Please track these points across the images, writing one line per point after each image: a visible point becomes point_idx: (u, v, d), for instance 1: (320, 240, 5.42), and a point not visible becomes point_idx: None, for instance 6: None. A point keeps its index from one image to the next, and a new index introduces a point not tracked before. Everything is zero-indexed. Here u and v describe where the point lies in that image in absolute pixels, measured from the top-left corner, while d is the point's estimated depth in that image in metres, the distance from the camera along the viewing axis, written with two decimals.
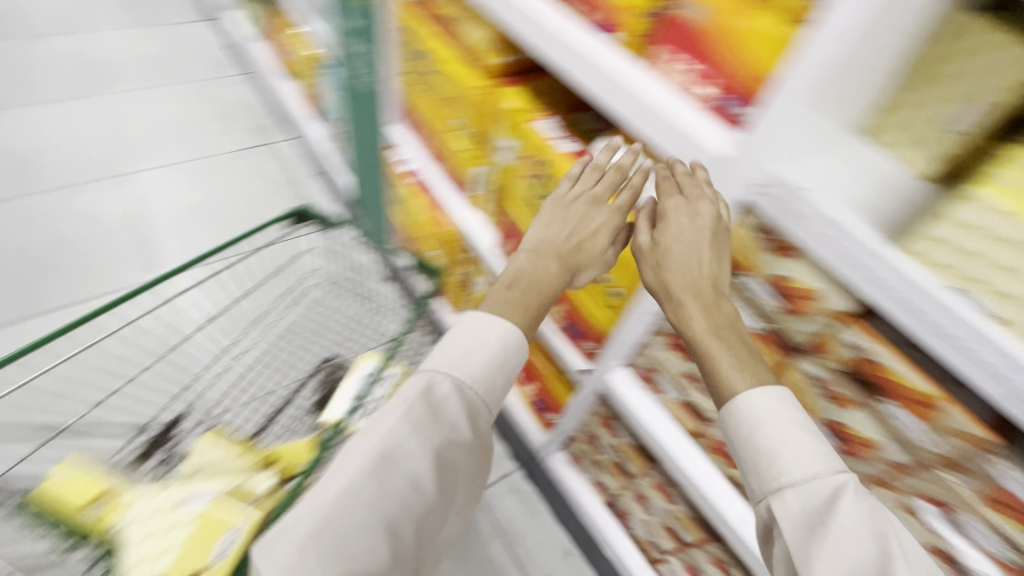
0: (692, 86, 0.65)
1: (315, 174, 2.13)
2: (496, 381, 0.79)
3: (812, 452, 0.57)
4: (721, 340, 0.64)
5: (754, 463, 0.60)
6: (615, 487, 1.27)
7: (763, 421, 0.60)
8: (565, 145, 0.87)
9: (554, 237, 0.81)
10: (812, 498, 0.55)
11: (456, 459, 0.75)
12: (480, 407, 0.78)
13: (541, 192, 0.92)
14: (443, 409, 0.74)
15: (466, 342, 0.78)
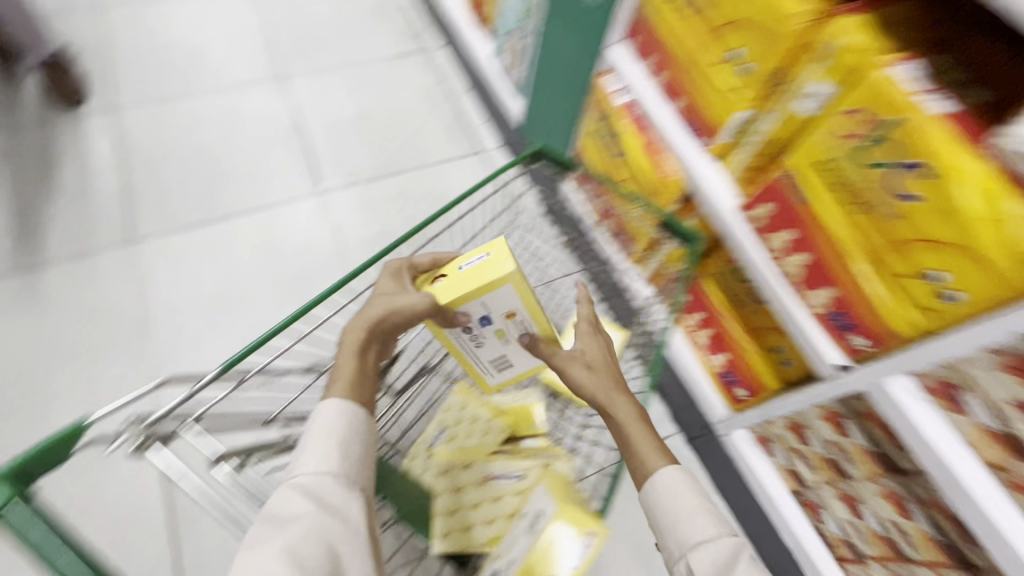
0: None
1: (470, 90, 2.00)
2: (349, 451, 0.67)
3: (710, 519, 0.71)
4: (641, 429, 0.79)
5: (672, 530, 0.72)
6: (812, 479, 1.17)
7: (677, 491, 0.73)
8: (934, 104, 0.68)
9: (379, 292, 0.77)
10: (721, 553, 0.68)
11: (322, 544, 0.61)
12: (327, 480, 0.64)
13: (859, 159, 0.77)
14: (285, 509, 0.62)
15: (301, 453, 0.66)
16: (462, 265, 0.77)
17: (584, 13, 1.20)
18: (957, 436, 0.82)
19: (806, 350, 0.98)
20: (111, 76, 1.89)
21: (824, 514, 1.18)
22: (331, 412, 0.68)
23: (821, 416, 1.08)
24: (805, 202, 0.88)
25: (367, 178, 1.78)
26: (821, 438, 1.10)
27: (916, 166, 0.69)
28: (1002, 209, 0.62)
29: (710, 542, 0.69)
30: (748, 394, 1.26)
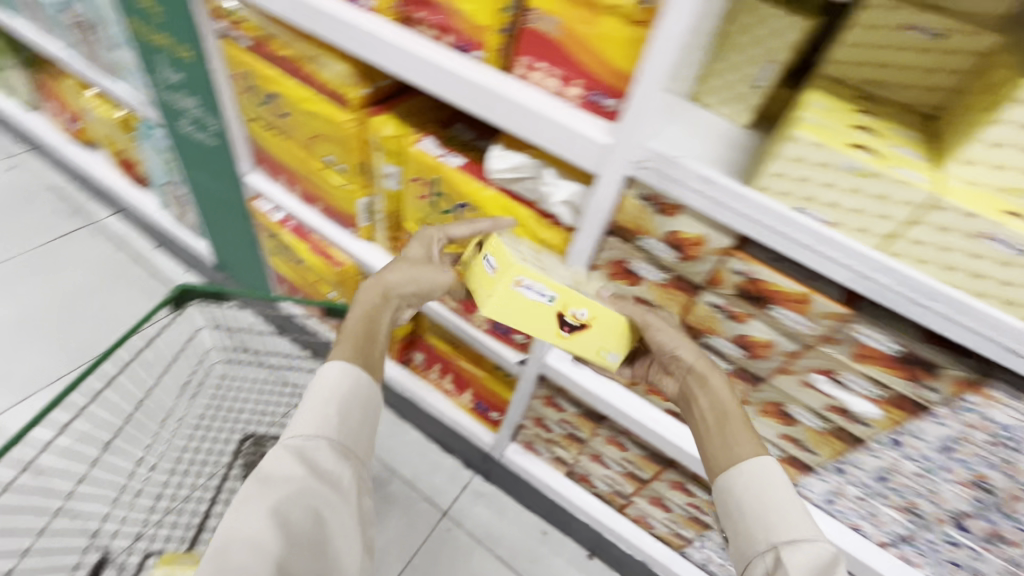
0: (561, 89, 0.73)
1: (157, 246, 1.90)
2: (346, 419, 0.73)
3: (808, 521, 0.65)
4: (731, 424, 0.75)
5: (760, 517, 0.66)
6: (571, 456, 1.37)
7: (772, 483, 0.68)
8: (452, 161, 0.91)
9: (408, 260, 0.87)
10: (819, 556, 0.61)
11: (311, 507, 0.67)
12: (313, 449, 0.69)
13: (438, 210, 0.98)
14: (275, 472, 0.66)
15: (313, 398, 0.73)
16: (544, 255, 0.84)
17: (210, 153, 1.28)
18: (603, 376, 1.08)
19: (495, 359, 1.17)
20: None
21: (593, 478, 1.38)
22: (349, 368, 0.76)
23: (543, 403, 1.27)
24: None
25: (49, 380, 1.53)
26: (555, 421, 1.30)
27: (465, 205, 0.92)
28: (516, 215, 0.87)
29: (806, 541, 0.63)
30: (499, 414, 1.40)
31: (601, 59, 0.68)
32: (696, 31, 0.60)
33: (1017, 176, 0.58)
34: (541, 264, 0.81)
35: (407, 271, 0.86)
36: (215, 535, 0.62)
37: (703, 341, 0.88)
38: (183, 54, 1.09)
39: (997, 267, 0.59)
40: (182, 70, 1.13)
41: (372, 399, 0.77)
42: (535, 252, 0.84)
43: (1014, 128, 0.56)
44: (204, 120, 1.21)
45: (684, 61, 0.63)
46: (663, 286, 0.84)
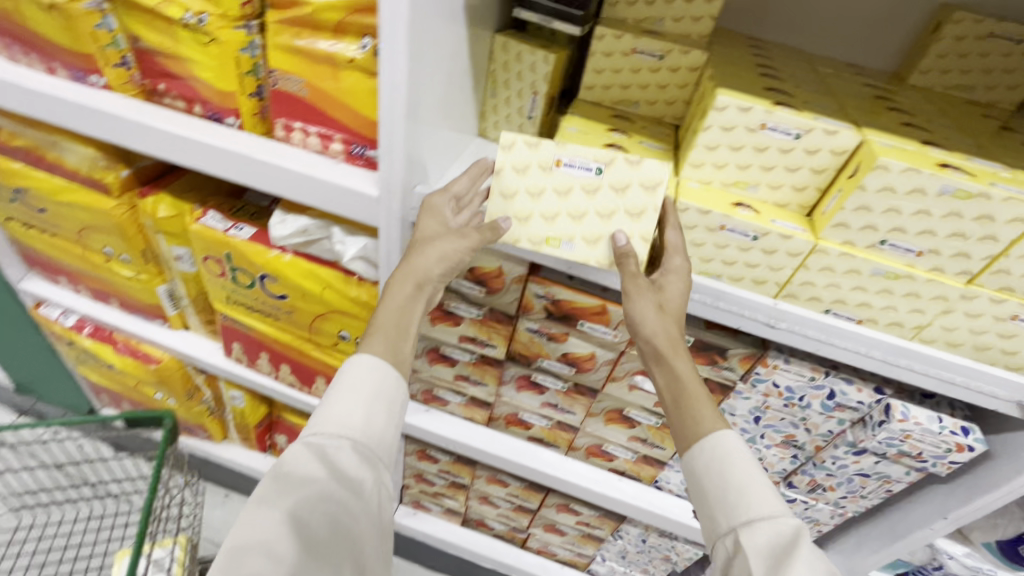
0: (322, 145, 0.70)
1: None
2: (372, 421, 0.65)
3: (774, 497, 0.57)
4: (695, 397, 0.64)
5: (722, 497, 0.59)
6: (461, 504, 1.31)
7: (729, 461, 0.60)
8: (239, 232, 0.84)
9: (422, 231, 0.68)
10: (780, 535, 0.54)
11: (324, 510, 0.60)
12: (337, 450, 0.62)
13: (240, 285, 0.90)
14: (297, 472, 0.60)
15: (340, 389, 0.66)
16: (562, 160, 0.65)
17: None
18: (459, 419, 1.04)
19: None
20: None
21: (488, 519, 1.33)
22: (374, 367, 0.66)
23: (417, 457, 1.21)
24: (249, 328, 0.98)
25: None
26: (434, 473, 1.24)
27: (265, 275, 0.86)
28: (320, 276, 0.83)
29: (764, 521, 0.56)
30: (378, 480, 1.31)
31: (355, 111, 0.67)
32: (420, 75, 0.61)
33: (736, 171, 0.66)
34: (545, 181, 0.66)
35: (422, 244, 0.67)
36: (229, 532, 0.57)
37: (536, 366, 0.89)
38: None
39: (740, 253, 0.66)
40: None
41: (400, 398, 0.68)
42: (556, 149, 0.65)
43: (719, 132, 0.63)
44: None
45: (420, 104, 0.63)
46: (481, 321, 0.83)
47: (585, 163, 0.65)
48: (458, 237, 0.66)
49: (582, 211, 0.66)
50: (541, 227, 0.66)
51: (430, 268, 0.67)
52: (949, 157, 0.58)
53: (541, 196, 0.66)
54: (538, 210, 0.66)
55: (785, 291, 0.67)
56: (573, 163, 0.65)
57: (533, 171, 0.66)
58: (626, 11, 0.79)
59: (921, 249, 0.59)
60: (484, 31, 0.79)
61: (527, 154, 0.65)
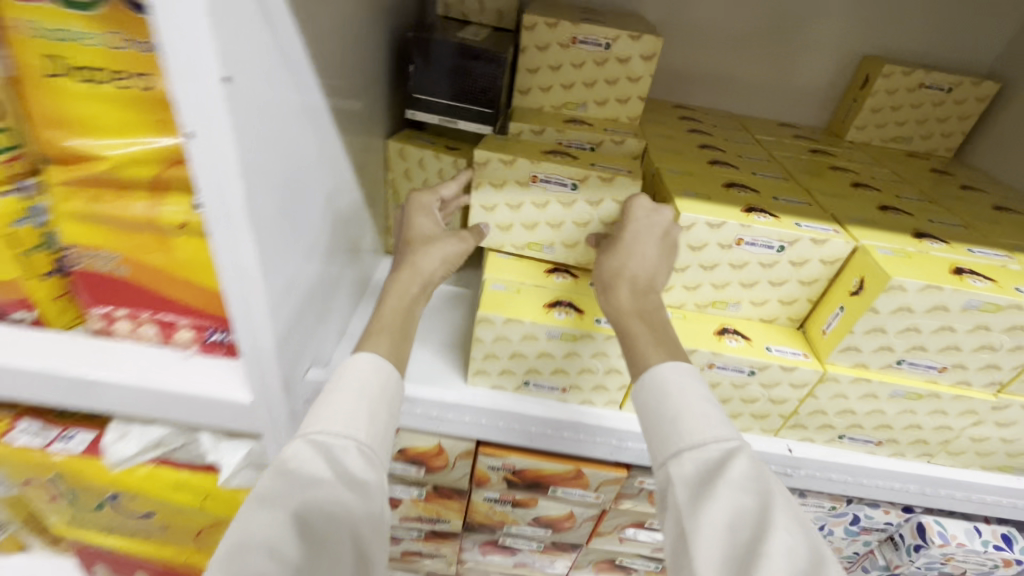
0: (163, 333, 0.50)
1: None
2: (378, 417, 0.42)
3: (715, 420, 0.40)
4: (640, 335, 0.46)
5: (649, 428, 0.42)
6: None
7: (667, 389, 0.42)
8: (63, 446, 0.59)
9: (415, 231, 0.55)
10: (711, 464, 0.38)
11: (340, 533, 0.37)
12: (345, 451, 0.40)
13: (83, 505, 0.65)
14: (302, 475, 0.38)
15: (336, 387, 0.43)
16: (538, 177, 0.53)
17: None
18: None
19: None
20: None
21: None
22: (366, 372, 0.44)
23: None
24: (110, 548, 0.72)
25: None
26: None
27: (116, 494, 0.62)
28: (195, 486, 0.60)
29: (692, 451, 0.39)
30: None
31: (204, 286, 0.47)
32: (280, 250, 0.42)
33: (712, 290, 0.54)
34: (523, 196, 0.54)
35: (418, 245, 0.53)
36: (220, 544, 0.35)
37: (503, 530, 0.71)
38: None
39: (735, 389, 0.53)
40: None
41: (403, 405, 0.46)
42: (531, 164, 0.53)
43: (688, 252, 0.51)
44: None
45: (290, 282, 0.44)
46: (425, 499, 0.64)
47: (561, 178, 0.53)
48: (460, 238, 0.54)
49: (560, 222, 0.55)
50: (522, 237, 0.57)
51: (435, 273, 0.53)
52: (955, 256, 0.49)
53: (521, 209, 0.55)
54: (519, 220, 0.56)
55: (791, 422, 0.55)
56: (550, 178, 0.53)
57: (510, 188, 0.54)
58: (542, 98, 0.66)
59: (944, 365, 0.49)
60: (373, 140, 0.63)
61: (502, 169, 0.53)
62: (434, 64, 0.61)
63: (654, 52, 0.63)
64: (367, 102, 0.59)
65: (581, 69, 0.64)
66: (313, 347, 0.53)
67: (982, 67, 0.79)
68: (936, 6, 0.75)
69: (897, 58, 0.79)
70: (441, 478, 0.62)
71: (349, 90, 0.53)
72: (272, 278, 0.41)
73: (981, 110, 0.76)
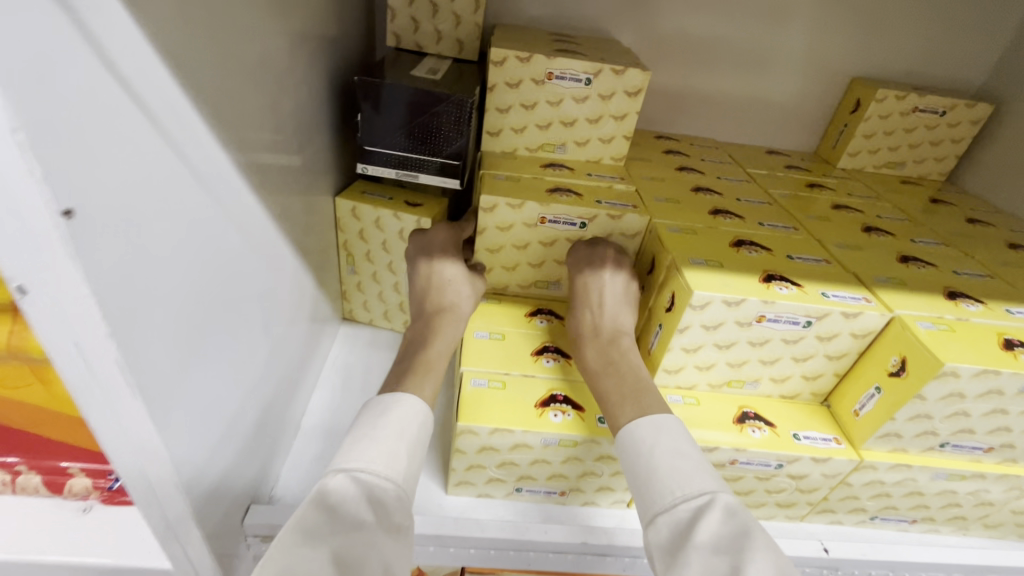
0: (50, 484, 0.38)
1: None
2: (411, 461, 0.36)
3: (688, 471, 0.35)
4: (611, 386, 0.43)
5: (631, 492, 0.37)
6: None
7: (638, 447, 0.38)
8: None
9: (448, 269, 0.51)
10: (685, 525, 0.33)
11: None
12: (389, 494, 0.33)
13: None
14: (347, 515, 0.31)
15: (371, 418, 0.37)
16: (547, 216, 0.51)
17: None
18: None
19: None
20: None
21: None
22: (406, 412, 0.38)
23: None
24: None
25: None
26: None
27: None
28: None
29: (665, 514, 0.34)
30: None
31: None
32: (197, 387, 0.32)
33: (728, 369, 0.47)
34: (530, 237, 0.52)
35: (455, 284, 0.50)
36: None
37: None
38: None
39: (759, 482, 0.46)
40: None
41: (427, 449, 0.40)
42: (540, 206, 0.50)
43: (701, 331, 0.44)
44: None
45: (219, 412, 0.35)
46: None
47: (569, 217, 0.51)
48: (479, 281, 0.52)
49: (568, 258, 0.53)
50: (527, 276, 0.55)
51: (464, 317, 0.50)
52: (998, 322, 0.43)
53: (528, 249, 0.53)
54: (526, 259, 0.54)
55: (819, 508, 0.49)
56: (558, 219, 0.51)
57: (518, 230, 0.51)
58: (515, 139, 0.58)
59: (990, 446, 0.44)
60: (318, 199, 0.53)
61: (508, 213, 0.51)
62: (388, 111, 0.52)
63: (640, 87, 0.55)
64: (308, 159, 0.49)
65: (559, 107, 0.56)
66: (256, 473, 0.43)
67: (971, 87, 0.75)
68: (924, 24, 0.70)
69: (887, 79, 0.74)
70: None
71: (282, 153, 0.43)
72: (188, 426, 0.31)
73: (974, 133, 0.72)
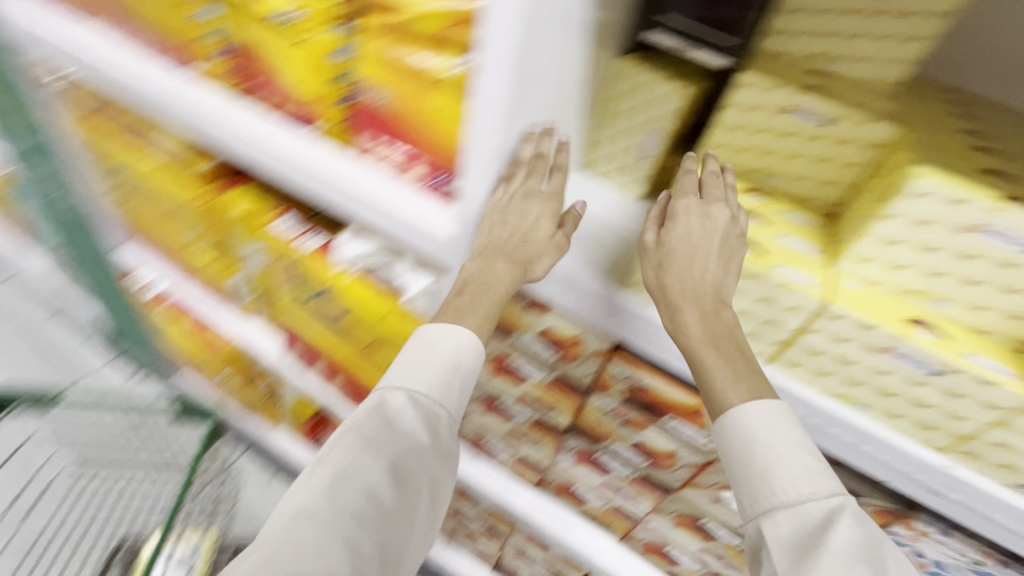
0: (403, 167, 0.62)
1: (53, 315, 1.75)
2: (447, 391, 0.65)
3: (808, 475, 0.50)
4: (722, 351, 0.51)
5: (745, 478, 0.53)
6: (495, 550, 1.22)
7: (755, 437, 0.51)
8: (308, 241, 0.79)
9: (527, 229, 0.56)
10: (809, 522, 0.49)
11: (409, 474, 0.63)
12: (436, 418, 0.65)
13: (304, 293, 0.85)
14: (399, 422, 0.64)
15: (438, 340, 0.63)
16: (792, 107, 0.56)
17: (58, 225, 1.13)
18: (505, 473, 0.94)
19: None
20: None
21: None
22: (456, 331, 0.63)
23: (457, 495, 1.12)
24: (308, 334, 0.94)
25: None
26: (472, 513, 1.15)
27: (322, 291, 0.80)
28: (380, 304, 0.74)
29: (791, 510, 0.50)
30: None
31: (442, 137, 0.58)
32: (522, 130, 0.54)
33: (921, 277, 0.49)
34: (770, 123, 0.57)
35: (525, 247, 0.57)
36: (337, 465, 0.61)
37: (602, 445, 0.76)
38: (5, 124, 0.89)
39: (908, 386, 0.49)
40: (7, 139, 0.93)
41: (472, 364, 0.64)
42: (793, 94, 0.55)
43: (907, 223, 0.46)
44: (44, 187, 1.00)
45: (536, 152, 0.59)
46: (548, 386, 0.72)
47: (815, 112, 0.55)
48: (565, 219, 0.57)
49: (796, 154, 0.59)
50: (751, 159, 0.61)
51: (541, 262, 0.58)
52: None
53: (761, 135, 0.59)
54: (757, 146, 0.60)
55: (960, 444, 0.50)
56: (805, 112, 0.55)
57: (759, 114, 0.57)
58: None
59: None
60: None
61: (760, 94, 0.56)
62: None
63: None
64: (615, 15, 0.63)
65: None
66: None
67: None
68: None
69: None
70: (571, 369, 0.68)
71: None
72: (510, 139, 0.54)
73: None
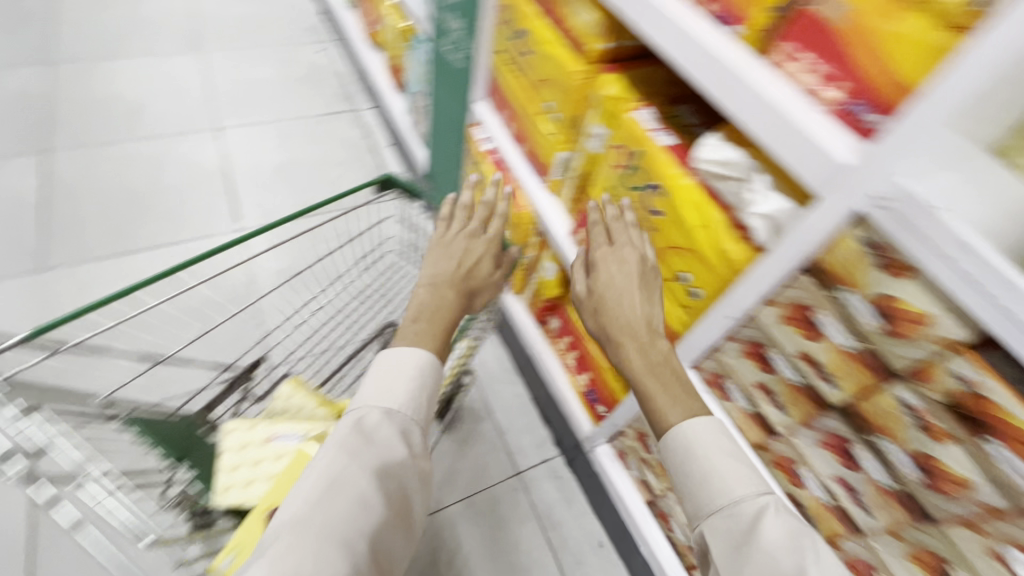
0: (819, 88, 0.62)
1: (391, 144, 2.24)
2: (412, 399, 0.82)
3: (741, 482, 0.74)
4: (659, 378, 0.84)
5: (695, 492, 0.77)
6: (659, 488, 1.26)
7: (697, 457, 0.77)
8: (662, 138, 0.86)
9: (478, 272, 0.97)
10: (737, 519, 0.72)
11: (399, 480, 0.78)
12: (408, 428, 0.81)
13: (630, 184, 0.93)
14: (376, 435, 0.78)
15: (389, 364, 0.83)
16: None
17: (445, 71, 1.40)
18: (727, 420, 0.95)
19: None
20: (73, 121, 2.11)
21: (668, 522, 1.28)
22: (409, 352, 0.84)
23: None
24: None
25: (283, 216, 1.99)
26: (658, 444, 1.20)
27: (655, 185, 0.87)
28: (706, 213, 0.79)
29: (725, 511, 0.74)
30: (606, 411, 1.35)
31: (887, 64, 0.56)
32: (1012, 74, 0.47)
33: None
34: None
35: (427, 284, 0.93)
36: (319, 480, 0.72)
37: (873, 437, 0.70)
38: None
39: None
40: None
41: (428, 374, 0.84)
42: None
43: None
44: None
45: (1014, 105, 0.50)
46: (848, 353, 0.68)
47: None
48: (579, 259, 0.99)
49: None
50: None
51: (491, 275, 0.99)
52: None
53: None
54: None
55: None
56: None
57: None
58: None
59: None
60: None
61: None
62: None
63: None
64: None
65: None
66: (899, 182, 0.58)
67: None
68: None
69: None
70: (890, 345, 0.63)
71: None
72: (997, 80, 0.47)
73: None
